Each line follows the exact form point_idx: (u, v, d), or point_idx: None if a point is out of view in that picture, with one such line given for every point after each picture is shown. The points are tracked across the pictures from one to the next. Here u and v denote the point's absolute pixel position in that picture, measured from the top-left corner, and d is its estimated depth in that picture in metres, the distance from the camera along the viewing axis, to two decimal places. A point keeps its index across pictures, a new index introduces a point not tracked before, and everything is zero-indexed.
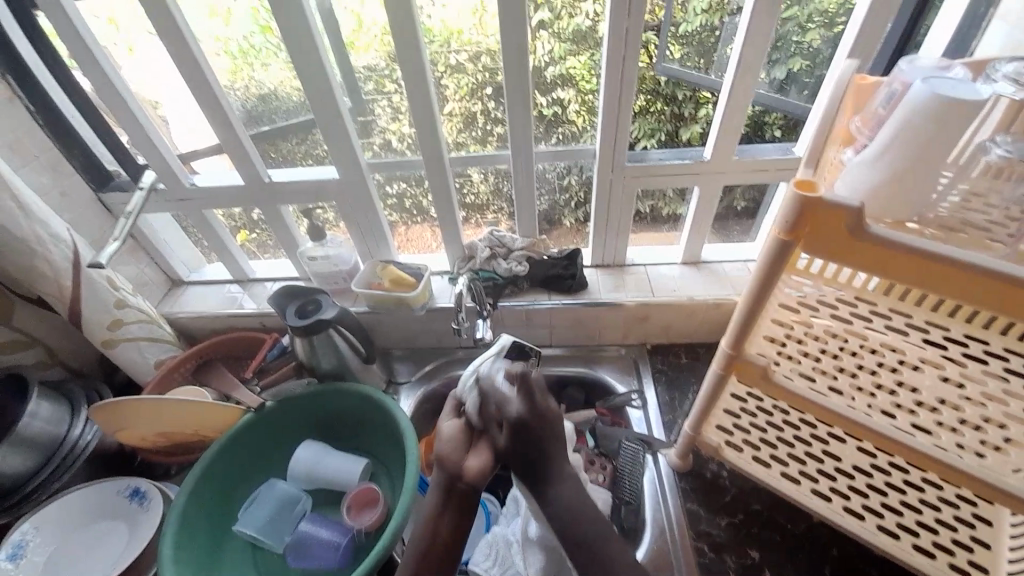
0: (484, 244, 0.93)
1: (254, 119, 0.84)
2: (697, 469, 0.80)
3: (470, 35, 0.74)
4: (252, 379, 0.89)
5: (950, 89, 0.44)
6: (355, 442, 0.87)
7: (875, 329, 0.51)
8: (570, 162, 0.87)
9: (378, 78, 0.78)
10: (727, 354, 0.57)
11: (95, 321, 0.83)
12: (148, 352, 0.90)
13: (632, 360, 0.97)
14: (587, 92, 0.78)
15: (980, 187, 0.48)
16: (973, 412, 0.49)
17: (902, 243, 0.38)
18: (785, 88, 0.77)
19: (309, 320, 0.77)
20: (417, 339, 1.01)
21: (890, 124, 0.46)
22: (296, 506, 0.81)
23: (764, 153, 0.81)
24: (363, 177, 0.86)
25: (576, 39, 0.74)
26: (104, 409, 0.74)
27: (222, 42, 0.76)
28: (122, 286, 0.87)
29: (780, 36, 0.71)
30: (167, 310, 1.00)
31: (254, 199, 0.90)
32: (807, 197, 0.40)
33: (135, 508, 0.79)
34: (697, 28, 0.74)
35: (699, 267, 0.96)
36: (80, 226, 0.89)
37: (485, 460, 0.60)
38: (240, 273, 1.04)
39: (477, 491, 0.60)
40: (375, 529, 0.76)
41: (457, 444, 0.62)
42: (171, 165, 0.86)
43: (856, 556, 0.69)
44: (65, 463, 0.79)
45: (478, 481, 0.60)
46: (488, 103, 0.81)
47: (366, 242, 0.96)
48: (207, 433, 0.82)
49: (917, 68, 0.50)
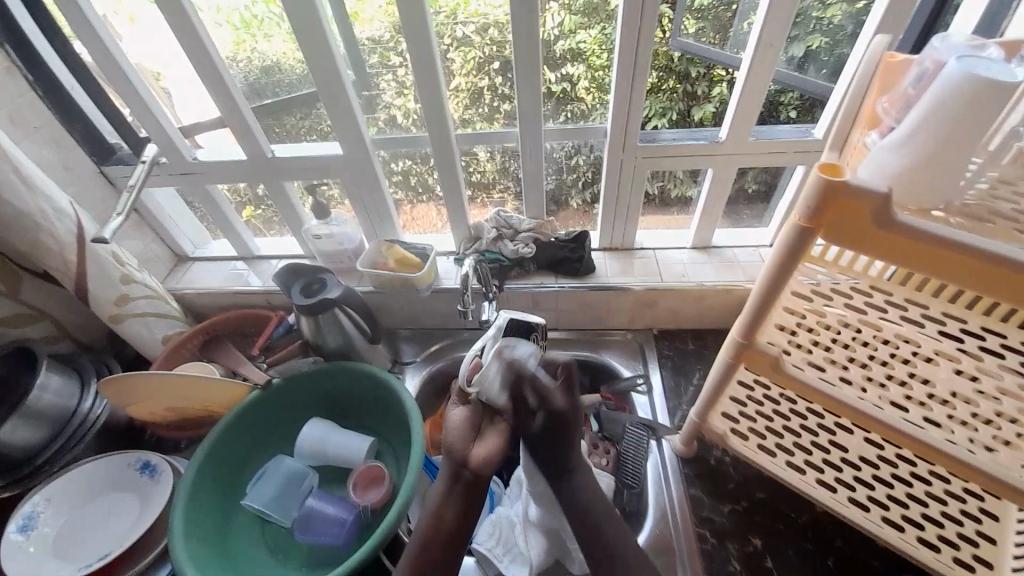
0: (490, 226, 0.93)
1: (256, 92, 0.82)
2: (701, 455, 0.80)
3: (478, 7, 0.70)
4: (260, 356, 0.89)
5: (986, 68, 0.41)
6: (362, 422, 0.88)
7: (890, 320, 0.50)
8: (580, 141, 0.84)
9: (382, 51, 0.76)
10: (737, 342, 0.56)
11: (102, 297, 0.83)
12: (156, 328, 0.90)
13: (637, 344, 0.97)
14: (598, 68, 0.75)
15: (1010, 174, 0.47)
16: (986, 407, 0.48)
17: (922, 230, 0.37)
18: (803, 67, 0.74)
19: (314, 299, 0.77)
20: (422, 319, 1.01)
21: (918, 106, 0.44)
22: (303, 482, 0.82)
23: (780, 135, 0.79)
24: (368, 155, 0.84)
25: (588, 10, 0.71)
26: (112, 383, 0.75)
27: (224, 12, 0.73)
28: (128, 262, 0.86)
29: (800, 11, 0.68)
30: (173, 286, 1.00)
31: (257, 176, 0.89)
32: (830, 180, 0.38)
33: (146, 481, 0.81)
34: (714, 1, 0.70)
35: (709, 252, 0.95)
36: (84, 200, 0.88)
37: (492, 449, 0.63)
38: (245, 250, 1.03)
39: (482, 477, 0.62)
40: (380, 507, 0.77)
41: (464, 434, 0.64)
42: (173, 139, 0.85)
43: (857, 544, 0.70)
44: (76, 436, 0.80)
45: (483, 468, 0.62)
46: (496, 78, 0.78)
47: (371, 221, 0.95)
48: (214, 409, 0.83)
49: (952, 46, 0.47)
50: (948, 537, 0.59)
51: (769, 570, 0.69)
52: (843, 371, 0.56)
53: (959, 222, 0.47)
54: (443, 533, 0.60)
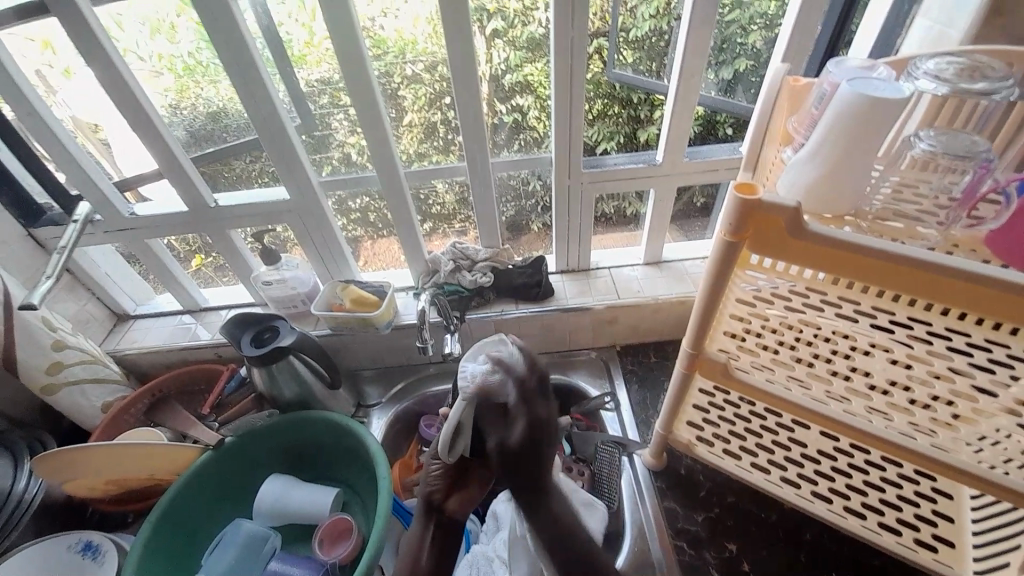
0: (447, 257, 0.93)
1: (198, 140, 0.80)
2: (671, 466, 0.81)
3: (425, 46, 0.73)
4: (210, 415, 0.84)
5: (874, 86, 0.45)
6: (326, 470, 0.85)
7: (827, 317, 0.51)
8: (531, 170, 0.87)
9: (332, 91, 0.76)
10: (689, 353, 0.59)
11: (32, 367, 0.77)
12: (94, 395, 0.84)
13: (602, 362, 0.98)
14: (545, 98, 0.78)
15: (909, 179, 0.51)
16: (921, 391, 0.50)
17: (852, 243, 0.39)
18: (732, 89, 0.80)
19: (265, 349, 0.74)
20: (385, 358, 0.99)
21: (822, 123, 0.48)
22: (264, 546, 0.76)
23: (714, 154, 0.84)
24: (318, 196, 0.83)
25: (531, 46, 0.73)
26: (45, 460, 0.68)
27: (164, 59, 0.72)
28: (60, 326, 0.81)
29: (724, 38, 0.74)
30: (113, 348, 0.94)
31: (203, 226, 0.86)
32: (746, 198, 0.41)
33: (87, 565, 0.73)
34: (647, 33, 0.75)
35: (661, 267, 0.98)
36: (11, 265, 0.83)
37: (468, 496, 0.68)
38: (192, 303, 0.99)
39: (459, 522, 0.67)
40: (350, 563, 0.74)
41: (440, 482, 0.67)
42: (108, 194, 0.81)
43: (826, 539, 0.71)
44: (10, 521, 0.71)
45: (459, 514, 0.67)
46: (447, 113, 0.79)
47: (325, 263, 0.94)
48: (161, 478, 0.77)
49: (846, 69, 0.52)
50: (908, 520, 0.62)
51: None
52: (790, 370, 0.58)
53: (868, 225, 0.50)
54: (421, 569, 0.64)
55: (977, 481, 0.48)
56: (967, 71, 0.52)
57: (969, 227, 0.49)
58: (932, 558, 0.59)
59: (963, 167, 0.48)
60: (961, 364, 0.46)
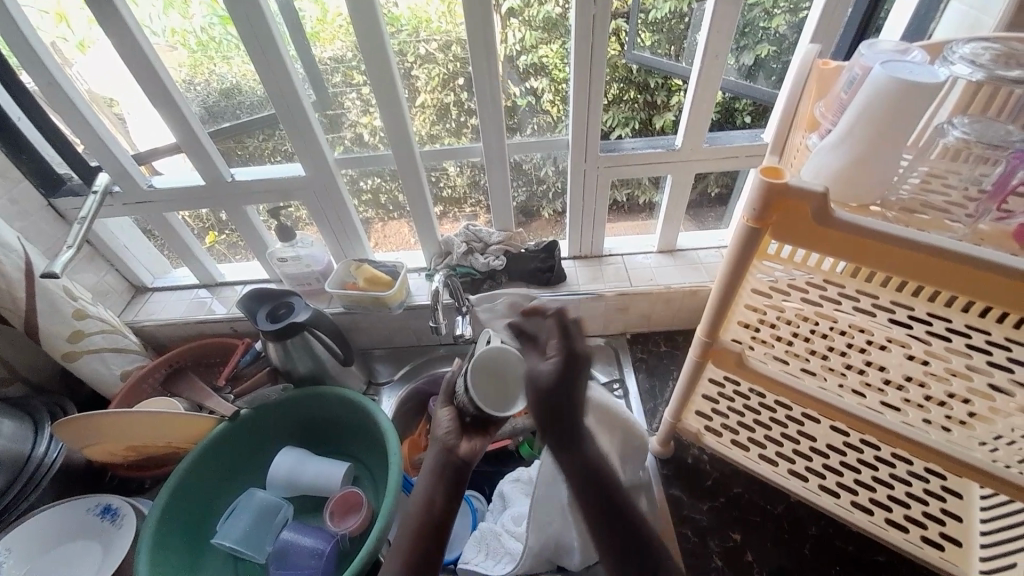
0: (460, 240, 0.93)
1: (214, 115, 0.80)
2: (678, 454, 0.82)
3: (439, 24, 0.71)
4: (227, 387, 0.86)
5: (910, 71, 0.44)
6: (338, 447, 0.87)
7: (844, 312, 0.51)
8: (546, 153, 0.86)
9: (345, 70, 0.75)
10: (704, 341, 0.58)
11: (53, 334, 0.78)
12: (114, 364, 0.86)
13: (613, 349, 0.99)
14: (561, 81, 0.77)
15: (939, 169, 0.49)
16: (938, 388, 0.50)
17: (903, 236, 0.38)
18: (753, 75, 0.78)
19: (282, 324, 0.75)
20: (395, 338, 1.00)
21: (850, 108, 0.46)
22: (277, 515, 0.80)
23: (734, 141, 0.82)
24: (332, 175, 0.83)
25: (547, 26, 0.72)
26: (69, 423, 0.70)
27: (178, 34, 0.71)
28: (81, 296, 0.82)
29: (747, 22, 0.71)
30: (132, 319, 0.96)
31: (219, 201, 0.87)
32: (773, 182, 0.40)
33: (107, 527, 0.76)
34: (666, 15, 0.73)
35: (674, 255, 0.97)
36: (32, 235, 0.84)
37: (477, 446, 0.63)
38: (208, 277, 1.01)
39: (468, 468, 0.61)
40: (359, 534, 0.76)
41: (454, 428, 0.64)
42: (128, 167, 0.82)
43: (831, 533, 0.72)
44: (30, 483, 0.74)
45: (471, 457, 0.61)
46: (461, 94, 0.78)
47: (339, 242, 0.94)
48: (179, 446, 0.79)
49: (878, 52, 0.50)
50: (915, 517, 0.62)
51: (750, 563, 0.70)
52: (804, 363, 0.58)
53: (894, 215, 0.49)
54: (428, 532, 0.55)
55: (986, 476, 0.48)
56: (1002, 59, 0.50)
57: (997, 220, 0.47)
58: (938, 555, 0.59)
59: (995, 158, 0.47)
60: (981, 364, 0.45)
